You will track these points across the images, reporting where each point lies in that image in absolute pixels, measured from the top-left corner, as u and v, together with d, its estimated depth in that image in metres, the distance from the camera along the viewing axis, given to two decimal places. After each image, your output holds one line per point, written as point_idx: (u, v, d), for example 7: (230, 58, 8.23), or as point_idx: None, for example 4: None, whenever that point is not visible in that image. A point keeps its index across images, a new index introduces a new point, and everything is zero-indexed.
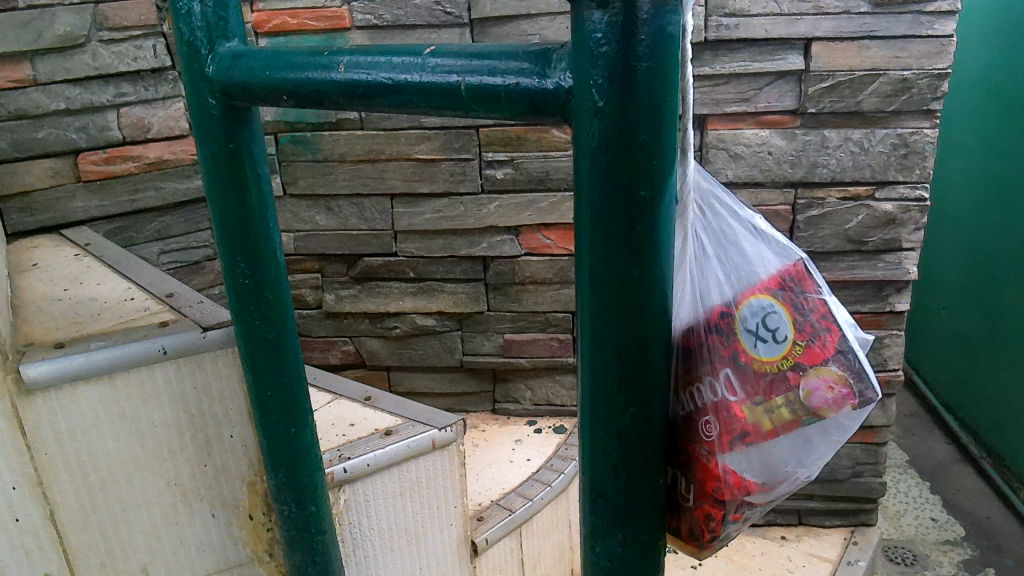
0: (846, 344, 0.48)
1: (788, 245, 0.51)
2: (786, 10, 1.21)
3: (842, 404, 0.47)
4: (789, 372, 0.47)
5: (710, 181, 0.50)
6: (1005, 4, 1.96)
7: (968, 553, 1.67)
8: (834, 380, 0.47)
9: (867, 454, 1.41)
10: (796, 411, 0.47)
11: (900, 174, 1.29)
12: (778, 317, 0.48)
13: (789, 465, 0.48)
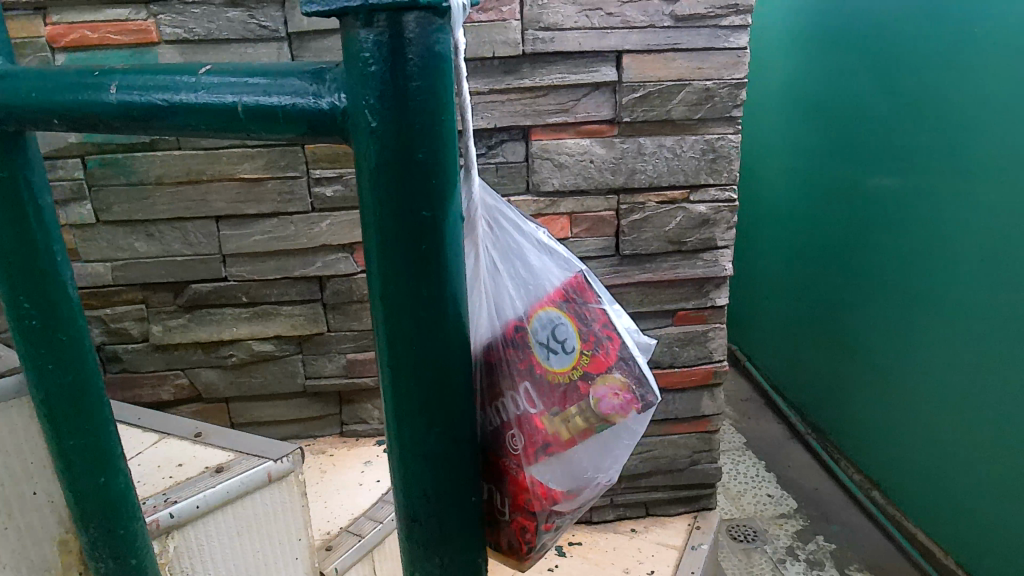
0: (626, 350, 0.50)
1: (570, 258, 0.53)
2: (597, 24, 1.26)
3: (627, 409, 0.49)
4: (579, 381, 0.48)
5: (494, 197, 0.51)
6: (797, 13, 2.15)
7: (799, 524, 1.81)
8: (619, 387, 0.49)
9: (702, 442, 1.49)
10: (590, 418, 0.48)
11: (710, 177, 1.37)
12: (565, 328, 0.49)
13: (589, 471, 0.49)
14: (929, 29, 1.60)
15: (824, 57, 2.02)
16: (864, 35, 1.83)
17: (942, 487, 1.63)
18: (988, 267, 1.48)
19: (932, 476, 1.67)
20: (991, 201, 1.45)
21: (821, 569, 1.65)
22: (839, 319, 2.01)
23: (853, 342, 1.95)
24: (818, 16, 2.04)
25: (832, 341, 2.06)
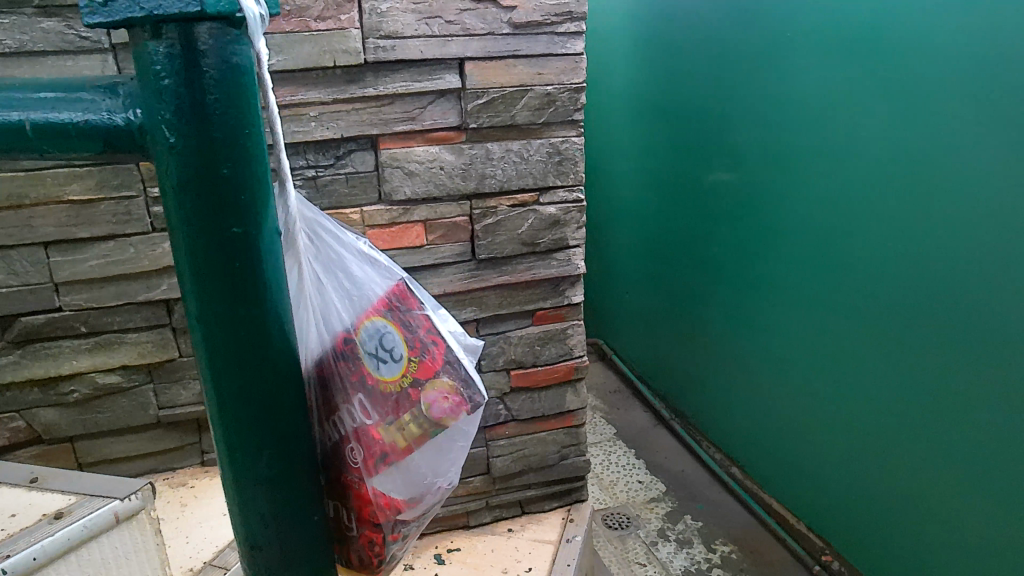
0: (452, 354, 0.51)
1: (394, 267, 0.54)
2: (437, 32, 1.15)
3: (457, 412, 0.51)
4: (410, 388, 0.49)
5: (313, 209, 0.51)
6: (635, 16, 2.22)
7: (669, 506, 1.89)
8: (448, 390, 0.50)
9: (569, 436, 1.49)
10: (424, 424, 0.50)
11: (558, 179, 1.28)
12: (392, 337, 0.50)
13: (428, 476, 0.51)
14: (761, 31, 1.69)
15: (665, 58, 2.11)
16: (701, 37, 1.92)
17: (794, 458, 1.77)
18: (862, 255, 1.50)
19: (784, 449, 1.79)
20: (865, 184, 1.46)
21: (691, 547, 1.74)
22: (693, 308, 2.12)
23: (711, 330, 2.05)
24: (655, 20, 2.12)
25: (691, 330, 2.15)
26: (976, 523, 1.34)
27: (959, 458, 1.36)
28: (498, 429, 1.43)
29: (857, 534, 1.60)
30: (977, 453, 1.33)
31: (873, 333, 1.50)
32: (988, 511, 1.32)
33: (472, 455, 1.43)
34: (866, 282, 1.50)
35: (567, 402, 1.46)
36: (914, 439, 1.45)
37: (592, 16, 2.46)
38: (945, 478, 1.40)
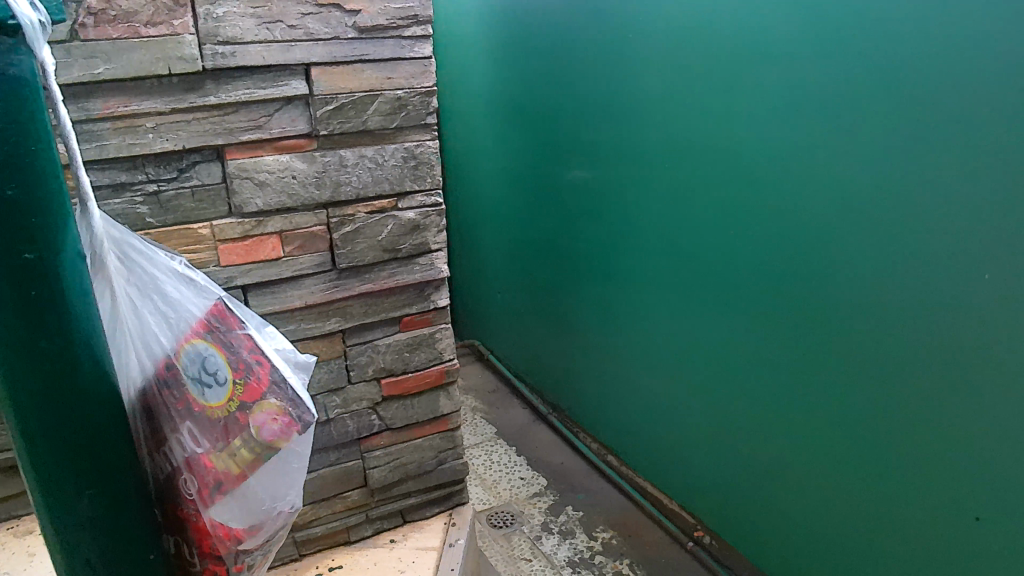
0: (277, 375, 0.58)
1: (212, 287, 0.62)
2: (280, 37, 1.11)
3: (290, 432, 0.58)
4: (236, 412, 0.57)
5: (127, 236, 0.60)
6: (488, 20, 2.24)
7: (550, 499, 1.92)
8: (276, 412, 0.57)
9: (445, 441, 1.49)
10: (256, 447, 0.57)
11: (414, 183, 1.27)
12: (213, 360, 0.58)
13: (267, 502, 0.59)
14: (609, 33, 1.75)
15: (519, 59, 2.14)
16: (552, 37, 1.98)
17: (663, 441, 1.84)
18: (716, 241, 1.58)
19: (655, 433, 1.87)
20: (712, 175, 1.55)
21: (574, 537, 1.77)
22: (563, 304, 2.16)
23: (580, 324, 2.10)
24: (509, 24, 2.15)
25: (561, 326, 2.19)
26: (822, 485, 1.45)
27: (805, 427, 1.46)
28: (372, 440, 1.40)
29: (722, 508, 1.69)
30: (817, 420, 1.43)
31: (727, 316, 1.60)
32: (831, 473, 1.43)
33: (347, 469, 1.39)
34: (717, 269, 1.59)
35: (441, 407, 1.45)
36: (765, 413, 1.55)
37: (444, 17, 2.46)
38: (793, 446, 1.50)
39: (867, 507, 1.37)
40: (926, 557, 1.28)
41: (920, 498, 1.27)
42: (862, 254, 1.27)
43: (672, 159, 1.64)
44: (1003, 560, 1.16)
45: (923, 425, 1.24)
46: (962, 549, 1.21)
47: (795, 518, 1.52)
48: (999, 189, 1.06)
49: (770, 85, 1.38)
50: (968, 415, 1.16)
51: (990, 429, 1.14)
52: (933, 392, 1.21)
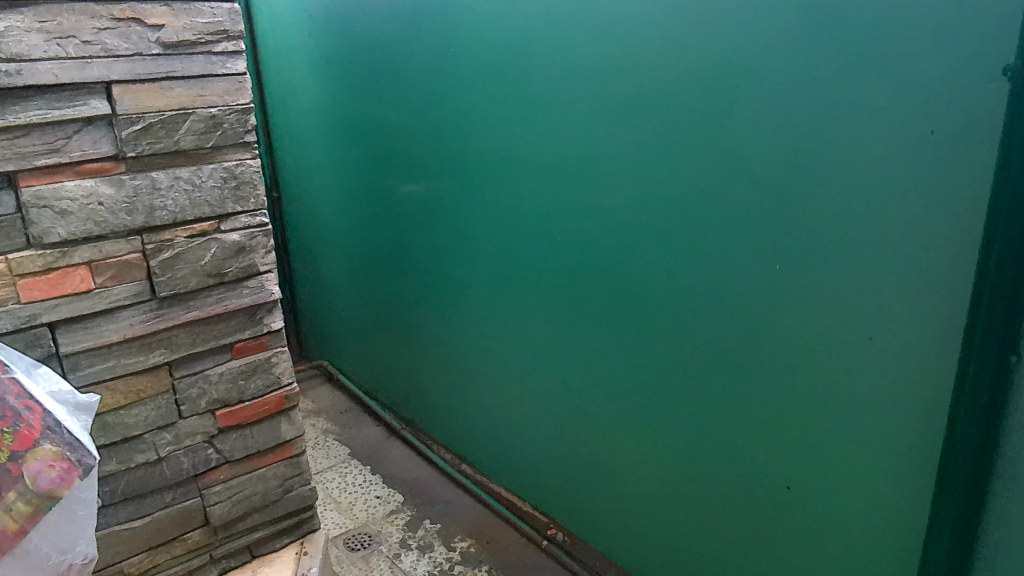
0: (50, 424, 0.81)
1: None
2: (74, 53, 1.03)
3: (69, 475, 0.80)
4: (13, 461, 0.77)
5: None
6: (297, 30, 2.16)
7: (408, 514, 1.82)
8: (54, 457, 0.80)
9: (291, 468, 1.43)
10: (38, 494, 0.78)
11: (237, 204, 1.22)
12: None
13: (47, 547, 0.81)
14: None
15: (325, 61, 2.05)
16: (348, 30, 1.87)
17: (512, 439, 1.71)
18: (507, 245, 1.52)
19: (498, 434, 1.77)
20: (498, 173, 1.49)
21: (432, 550, 1.68)
22: None
23: (413, 331, 2.02)
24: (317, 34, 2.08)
25: (397, 338, 2.12)
26: (643, 470, 1.32)
27: (613, 414, 1.36)
28: (210, 475, 1.33)
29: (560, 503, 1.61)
30: (626, 401, 1.32)
31: (530, 311, 1.51)
32: (644, 453, 1.30)
33: (184, 509, 1.31)
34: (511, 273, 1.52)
35: (283, 433, 1.40)
36: (577, 408, 1.46)
37: (262, 32, 2.37)
38: (610, 431, 1.38)
39: (684, 487, 1.23)
40: (750, 540, 1.12)
41: (727, 477, 1.14)
42: (643, 229, 1.19)
43: (467, 154, 1.56)
44: (814, 537, 1.02)
45: (719, 395, 1.12)
46: (775, 530, 1.08)
47: (628, 513, 1.39)
48: (747, 146, 0.99)
49: (542, 69, 1.30)
50: (757, 376, 1.05)
51: (782, 391, 1.01)
52: (721, 361, 1.10)
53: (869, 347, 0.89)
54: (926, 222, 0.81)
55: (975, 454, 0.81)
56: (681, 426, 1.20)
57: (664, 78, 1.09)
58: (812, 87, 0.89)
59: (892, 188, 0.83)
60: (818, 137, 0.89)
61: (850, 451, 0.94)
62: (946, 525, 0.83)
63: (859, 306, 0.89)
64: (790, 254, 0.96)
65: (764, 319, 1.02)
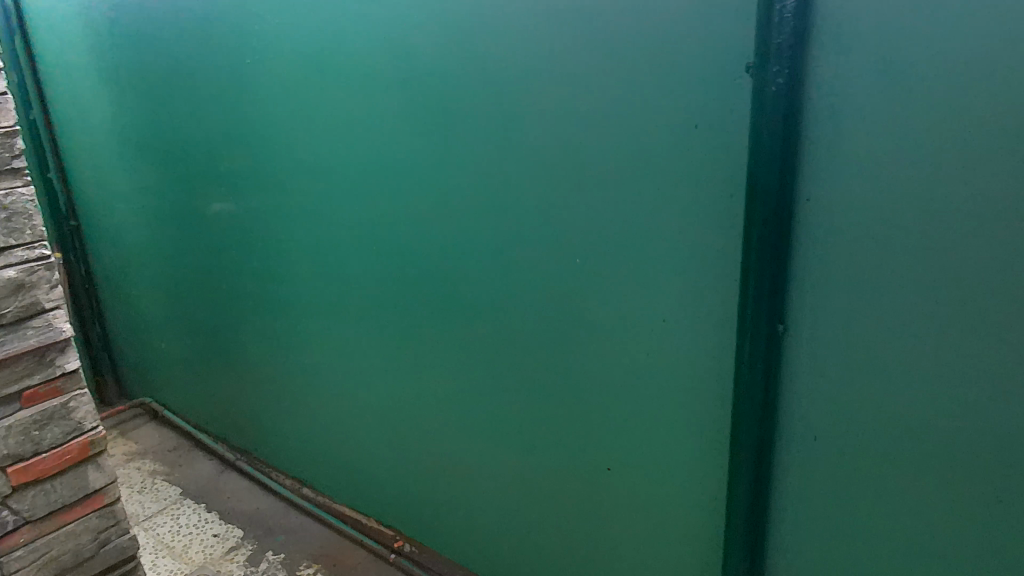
0: None
1: None
2: None
3: None
4: None
5: None
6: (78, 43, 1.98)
7: (249, 550, 1.68)
8: None
9: (105, 519, 1.32)
10: None
11: (10, 238, 1.10)
12: None
13: None
14: None
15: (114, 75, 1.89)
16: (135, 30, 1.72)
17: (344, 459, 1.62)
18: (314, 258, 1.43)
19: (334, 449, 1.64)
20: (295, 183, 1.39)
21: None
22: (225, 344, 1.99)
23: (235, 357, 1.88)
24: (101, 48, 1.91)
25: (221, 366, 1.98)
26: (481, 465, 1.26)
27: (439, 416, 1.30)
28: (8, 540, 1.19)
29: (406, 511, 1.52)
30: (449, 407, 1.28)
31: (344, 325, 1.44)
32: (473, 455, 1.27)
33: None
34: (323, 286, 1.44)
35: (92, 482, 1.28)
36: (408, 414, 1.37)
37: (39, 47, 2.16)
38: (438, 439, 1.33)
39: (516, 482, 1.21)
40: (582, 527, 1.12)
41: (554, 468, 1.13)
42: (439, 236, 1.14)
43: (262, 162, 1.45)
44: (636, 518, 1.03)
45: (538, 390, 1.10)
46: (602, 515, 1.08)
47: (466, 517, 1.35)
48: (524, 147, 0.94)
49: (320, 69, 1.21)
50: (567, 370, 1.03)
51: (594, 381, 1.01)
52: (533, 358, 1.08)
53: (661, 338, 0.89)
54: (695, 217, 0.80)
55: (759, 439, 0.82)
56: (508, 424, 1.18)
57: (435, 75, 1.02)
58: (577, 83, 0.86)
59: (662, 183, 0.82)
60: (590, 135, 0.87)
61: (658, 434, 0.95)
62: (742, 509, 0.85)
63: (648, 300, 0.88)
64: (579, 253, 0.94)
65: (565, 316, 1.00)
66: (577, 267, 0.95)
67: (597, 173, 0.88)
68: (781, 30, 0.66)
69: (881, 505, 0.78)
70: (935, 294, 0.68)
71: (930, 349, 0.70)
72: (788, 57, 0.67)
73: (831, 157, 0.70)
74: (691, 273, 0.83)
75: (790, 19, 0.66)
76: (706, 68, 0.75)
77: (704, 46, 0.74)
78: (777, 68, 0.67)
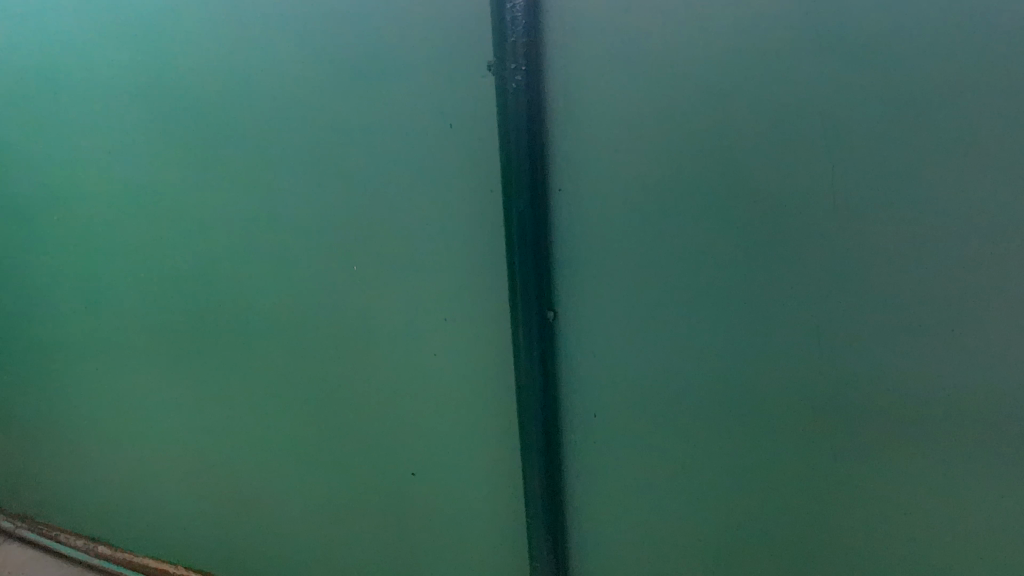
0: None
1: None
2: None
3: None
4: None
5: None
6: None
7: None
8: None
9: None
10: None
11: None
12: None
13: None
14: None
15: None
16: None
17: (111, 526, 1.41)
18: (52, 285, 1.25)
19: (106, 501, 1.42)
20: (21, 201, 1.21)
21: None
22: None
23: None
24: None
25: None
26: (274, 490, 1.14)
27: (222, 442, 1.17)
28: None
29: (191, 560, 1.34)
30: (233, 447, 1.16)
31: (96, 371, 1.27)
32: (268, 497, 1.16)
33: None
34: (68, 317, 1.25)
35: None
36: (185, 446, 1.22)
37: None
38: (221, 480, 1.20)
39: (313, 518, 1.12)
40: (387, 557, 1.05)
41: (352, 497, 1.05)
42: (201, 260, 1.04)
43: None
44: (441, 534, 0.98)
45: (326, 416, 1.02)
46: (407, 538, 1.02)
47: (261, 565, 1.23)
48: (280, 156, 0.90)
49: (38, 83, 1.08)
50: (352, 387, 0.97)
51: (381, 396, 0.95)
52: (312, 381, 1.00)
53: (444, 342, 0.87)
54: (459, 211, 0.80)
55: (546, 433, 0.81)
56: (299, 457, 1.09)
57: (170, 85, 0.94)
58: (326, 86, 0.82)
59: (422, 180, 0.81)
60: (352, 117, 0.83)
61: (454, 439, 0.92)
62: (540, 507, 0.83)
63: (431, 282, 0.85)
64: (348, 260, 0.90)
65: (343, 331, 0.95)
66: (350, 277, 0.91)
67: (358, 176, 0.85)
68: (513, 27, 0.67)
69: (662, 472, 0.82)
70: (690, 241, 0.72)
71: (689, 311, 0.74)
72: (523, 53, 0.68)
73: (583, 120, 0.71)
74: (463, 269, 0.83)
75: (519, 15, 0.67)
76: (450, 66, 0.75)
77: (445, 44, 0.74)
78: (514, 63, 0.68)
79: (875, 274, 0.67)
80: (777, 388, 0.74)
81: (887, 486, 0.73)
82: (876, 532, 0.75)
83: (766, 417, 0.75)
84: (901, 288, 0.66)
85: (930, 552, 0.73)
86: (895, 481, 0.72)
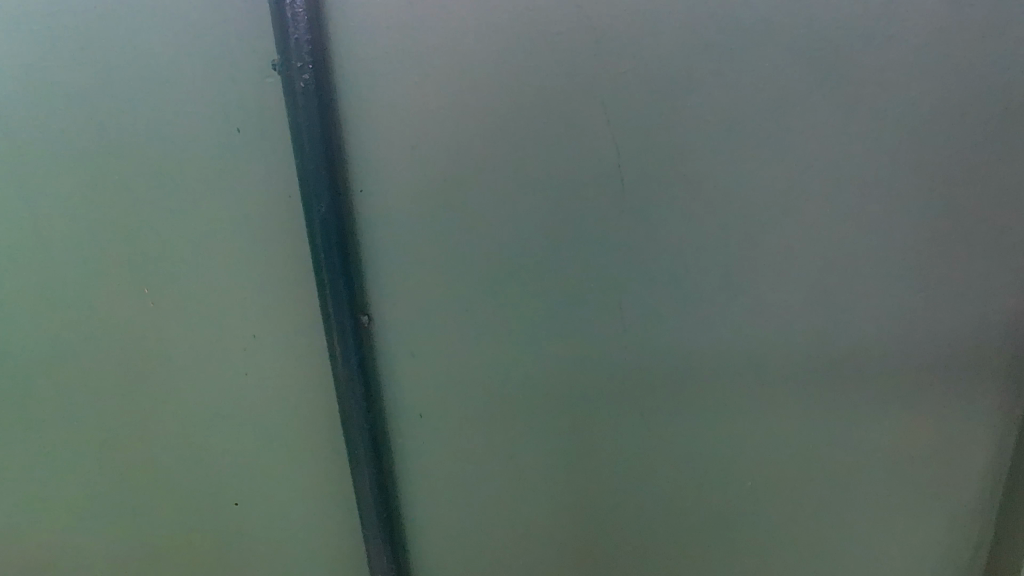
0: None
1: None
2: None
3: None
4: None
5: None
6: None
7: None
8: None
9: None
10: None
11: None
12: None
13: None
14: None
15: None
16: None
17: None
18: None
19: None
20: None
21: None
22: None
23: None
24: None
25: None
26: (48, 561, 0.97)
27: None
28: None
29: None
30: None
31: None
32: (29, 561, 0.98)
33: None
34: None
35: None
36: None
37: None
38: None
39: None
40: None
41: (155, 539, 0.94)
42: None
43: None
44: (269, 557, 0.92)
45: (114, 456, 0.89)
46: (225, 568, 0.94)
47: None
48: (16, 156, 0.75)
49: None
50: (138, 415, 0.86)
51: (183, 420, 0.86)
52: (96, 423, 0.88)
53: (250, 358, 0.81)
54: (244, 208, 0.74)
55: (372, 441, 0.77)
56: (72, 506, 0.93)
57: None
58: (55, 67, 0.70)
59: (194, 175, 0.73)
60: (115, 124, 0.72)
61: (268, 452, 0.86)
62: (374, 515, 0.80)
63: (230, 296, 0.78)
64: (113, 273, 0.79)
65: (115, 352, 0.84)
66: (132, 297, 0.80)
67: (120, 175, 0.75)
68: (296, 25, 0.61)
69: (487, 461, 0.81)
70: (497, 236, 0.70)
71: (504, 304, 0.73)
72: (309, 52, 0.62)
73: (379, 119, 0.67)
74: (255, 268, 0.76)
75: (301, 11, 0.60)
76: (209, 47, 0.67)
77: (211, 25, 0.67)
78: (299, 62, 0.62)
79: (666, 255, 0.70)
80: (589, 378, 0.76)
81: (679, 436, 0.78)
82: (678, 467, 0.80)
83: (567, 409, 0.78)
84: (687, 268, 0.70)
85: (704, 506, 0.82)
86: (687, 432, 0.78)
